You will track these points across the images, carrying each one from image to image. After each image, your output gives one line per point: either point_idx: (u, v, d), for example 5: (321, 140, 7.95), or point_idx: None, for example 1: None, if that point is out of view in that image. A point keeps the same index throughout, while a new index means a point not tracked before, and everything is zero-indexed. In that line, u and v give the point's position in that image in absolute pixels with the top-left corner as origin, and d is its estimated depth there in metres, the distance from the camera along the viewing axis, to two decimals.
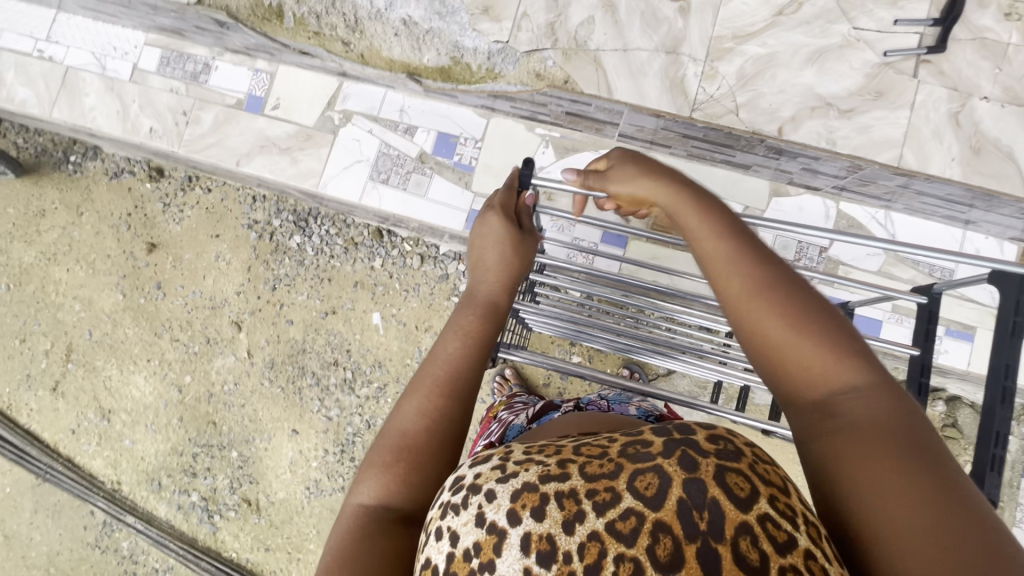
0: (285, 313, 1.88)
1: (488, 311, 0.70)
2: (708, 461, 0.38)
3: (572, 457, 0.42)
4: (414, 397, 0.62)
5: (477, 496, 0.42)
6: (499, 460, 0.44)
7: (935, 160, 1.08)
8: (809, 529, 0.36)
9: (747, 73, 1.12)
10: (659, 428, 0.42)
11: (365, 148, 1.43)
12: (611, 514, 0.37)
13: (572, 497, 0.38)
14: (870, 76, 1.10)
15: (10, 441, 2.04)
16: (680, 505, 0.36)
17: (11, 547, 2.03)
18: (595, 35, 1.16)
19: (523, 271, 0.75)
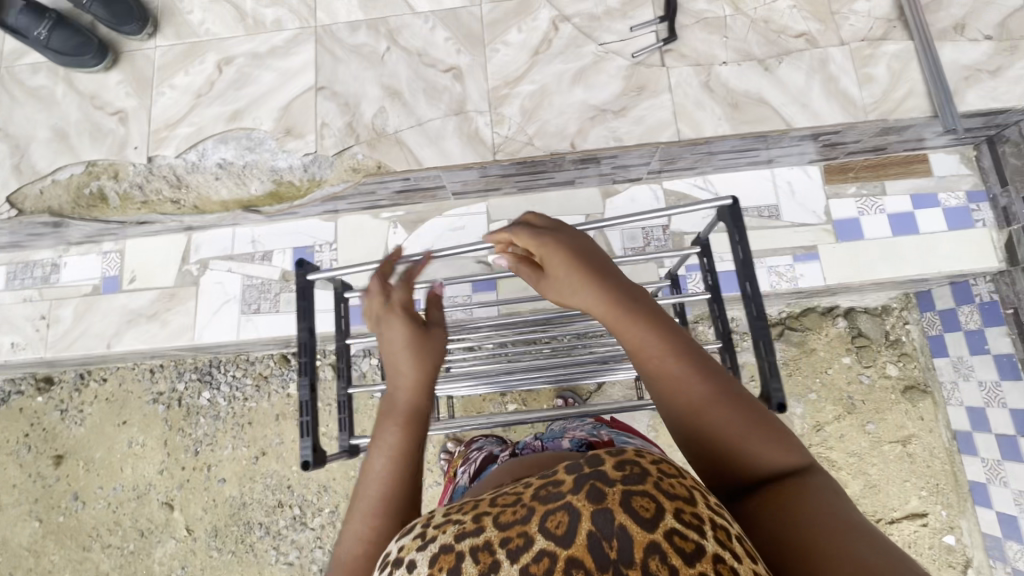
0: (215, 473, 1.80)
1: (410, 421, 0.76)
2: (613, 489, 0.44)
3: (486, 510, 0.47)
4: (355, 522, 0.70)
5: (400, 567, 0.47)
6: (421, 528, 0.49)
7: (707, 124, 1.22)
8: (709, 532, 0.43)
9: (528, 108, 1.26)
10: (573, 465, 0.48)
11: (229, 287, 1.46)
12: (526, 558, 0.42)
13: (486, 549, 0.44)
14: (628, 77, 1.26)
15: None
16: (590, 537, 0.42)
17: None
18: (390, 120, 1.27)
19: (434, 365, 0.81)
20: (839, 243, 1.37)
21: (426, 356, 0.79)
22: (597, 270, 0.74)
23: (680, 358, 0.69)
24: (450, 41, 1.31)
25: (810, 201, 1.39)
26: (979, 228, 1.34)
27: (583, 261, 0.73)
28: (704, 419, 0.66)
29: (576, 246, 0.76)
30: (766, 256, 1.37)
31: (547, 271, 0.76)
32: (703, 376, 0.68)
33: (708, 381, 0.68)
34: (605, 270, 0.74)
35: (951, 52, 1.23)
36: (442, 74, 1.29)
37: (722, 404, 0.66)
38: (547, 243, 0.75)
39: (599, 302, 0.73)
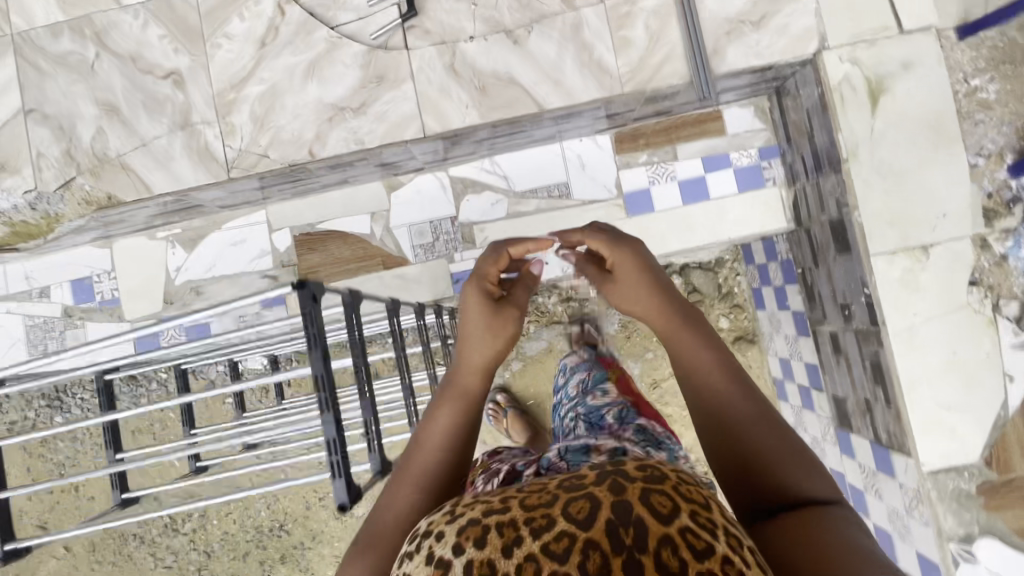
0: (84, 492, 1.83)
1: (465, 399, 0.86)
2: (635, 485, 0.40)
3: (512, 494, 0.43)
4: (401, 490, 0.77)
5: (426, 539, 0.42)
6: (450, 507, 0.45)
7: (454, 114, 1.12)
8: (729, 538, 0.38)
9: (259, 114, 1.13)
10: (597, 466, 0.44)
11: (12, 328, 1.39)
12: (546, 536, 0.37)
13: (510, 524, 0.38)
14: (366, 65, 1.12)
15: None
16: (608, 525, 0.37)
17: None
18: (111, 143, 1.14)
19: (506, 344, 0.94)
20: (631, 218, 1.31)
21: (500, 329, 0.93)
22: (652, 278, 0.72)
23: (721, 372, 0.64)
24: (165, 38, 1.14)
25: (600, 175, 1.32)
26: (770, 187, 1.29)
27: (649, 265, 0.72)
28: (744, 428, 0.59)
29: (641, 252, 0.75)
30: (556, 239, 1.32)
31: (615, 274, 0.74)
32: (741, 388, 0.62)
33: (745, 401, 0.61)
34: (666, 291, 0.71)
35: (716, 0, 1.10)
36: (161, 80, 1.14)
37: (768, 429, 0.59)
38: (623, 246, 0.73)
39: (659, 316, 0.70)
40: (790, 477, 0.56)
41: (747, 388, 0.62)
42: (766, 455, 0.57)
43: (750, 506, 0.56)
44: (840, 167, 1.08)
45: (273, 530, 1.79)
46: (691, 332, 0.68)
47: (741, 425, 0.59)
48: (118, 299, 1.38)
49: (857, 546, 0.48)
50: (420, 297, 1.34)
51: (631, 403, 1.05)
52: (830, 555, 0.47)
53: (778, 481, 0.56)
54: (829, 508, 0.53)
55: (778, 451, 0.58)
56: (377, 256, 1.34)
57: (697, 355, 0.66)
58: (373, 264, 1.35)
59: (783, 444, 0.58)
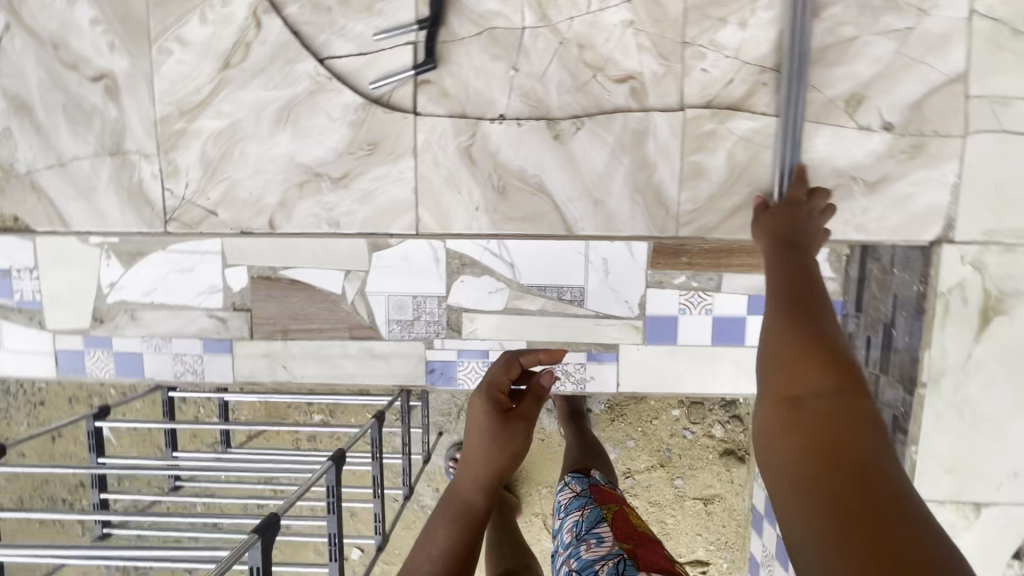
0: None
1: (462, 512, 0.82)
2: None
3: None
4: None
5: None
6: None
7: (457, 214, 0.87)
8: None
9: (211, 158, 0.88)
10: None
11: None
12: None
13: None
14: (357, 124, 0.86)
15: None
16: None
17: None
18: (20, 152, 0.89)
19: (507, 462, 0.84)
20: (645, 344, 1.12)
21: (502, 444, 0.83)
22: (794, 241, 0.72)
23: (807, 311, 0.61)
24: (98, 25, 0.85)
25: (622, 287, 1.10)
26: None
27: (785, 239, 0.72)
28: (781, 352, 0.58)
29: (792, 222, 0.75)
30: (555, 350, 1.13)
31: (770, 211, 0.78)
32: (823, 353, 0.56)
33: (813, 303, 0.63)
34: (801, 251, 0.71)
35: (827, 141, 0.82)
36: (87, 80, 0.87)
37: (827, 359, 0.56)
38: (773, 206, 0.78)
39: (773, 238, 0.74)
40: (813, 377, 0.55)
41: (840, 352, 0.57)
42: (802, 377, 0.55)
43: (780, 427, 0.53)
44: (912, 388, 0.88)
45: None
46: (801, 275, 0.67)
47: (807, 351, 0.57)
48: (39, 303, 1.18)
49: (904, 491, 0.46)
50: (385, 380, 1.16)
51: (626, 548, 0.81)
52: (859, 476, 0.46)
53: (801, 372, 0.56)
54: (871, 409, 0.52)
55: (818, 376, 0.55)
56: (345, 323, 1.15)
57: (799, 299, 0.63)
58: (339, 330, 1.16)
59: (838, 374, 0.54)
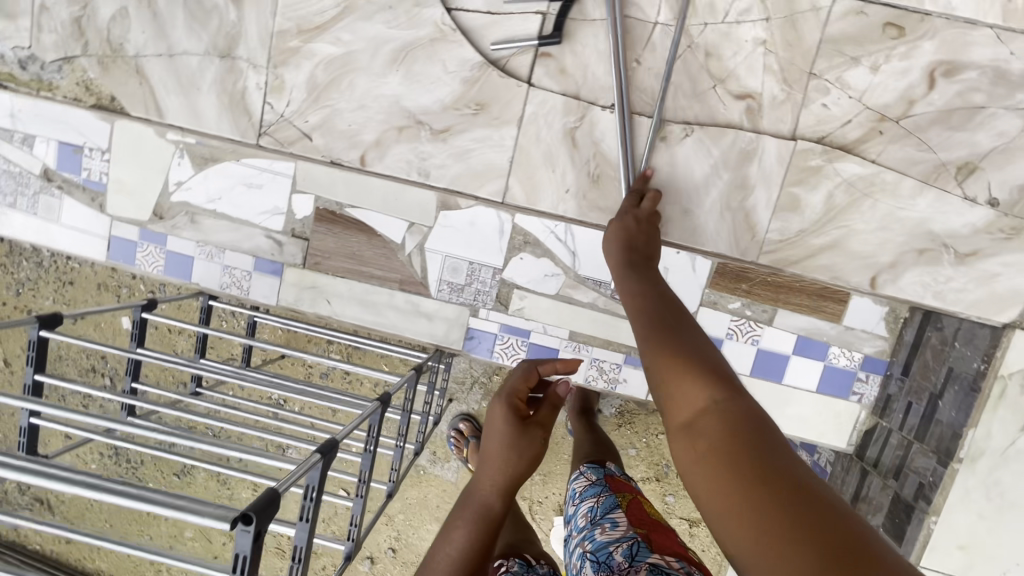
0: None
1: (476, 515, 0.74)
2: None
3: None
4: None
5: None
6: None
7: (547, 192, 0.88)
8: None
9: (319, 82, 0.88)
10: None
11: None
12: None
13: None
14: (470, 82, 0.86)
15: None
16: None
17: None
18: (131, 34, 0.89)
19: (524, 467, 0.77)
20: None
21: (519, 451, 0.76)
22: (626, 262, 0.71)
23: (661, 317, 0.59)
24: None
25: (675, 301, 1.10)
26: (851, 402, 1.09)
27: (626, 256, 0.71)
28: (662, 368, 0.53)
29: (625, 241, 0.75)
30: (594, 345, 1.14)
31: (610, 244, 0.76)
32: (677, 356, 0.53)
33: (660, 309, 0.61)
34: (646, 258, 0.73)
35: (928, 203, 0.82)
36: None
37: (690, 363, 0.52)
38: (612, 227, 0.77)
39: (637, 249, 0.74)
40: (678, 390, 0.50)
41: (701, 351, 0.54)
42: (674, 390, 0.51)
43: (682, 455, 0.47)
44: (946, 460, 0.89)
45: None
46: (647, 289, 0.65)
47: (671, 362, 0.52)
48: (104, 186, 1.19)
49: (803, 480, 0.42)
50: (422, 339, 1.18)
51: (641, 534, 0.84)
52: (774, 489, 0.41)
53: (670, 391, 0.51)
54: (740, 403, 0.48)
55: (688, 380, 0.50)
56: (397, 273, 1.16)
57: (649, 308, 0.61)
58: (389, 279, 1.16)
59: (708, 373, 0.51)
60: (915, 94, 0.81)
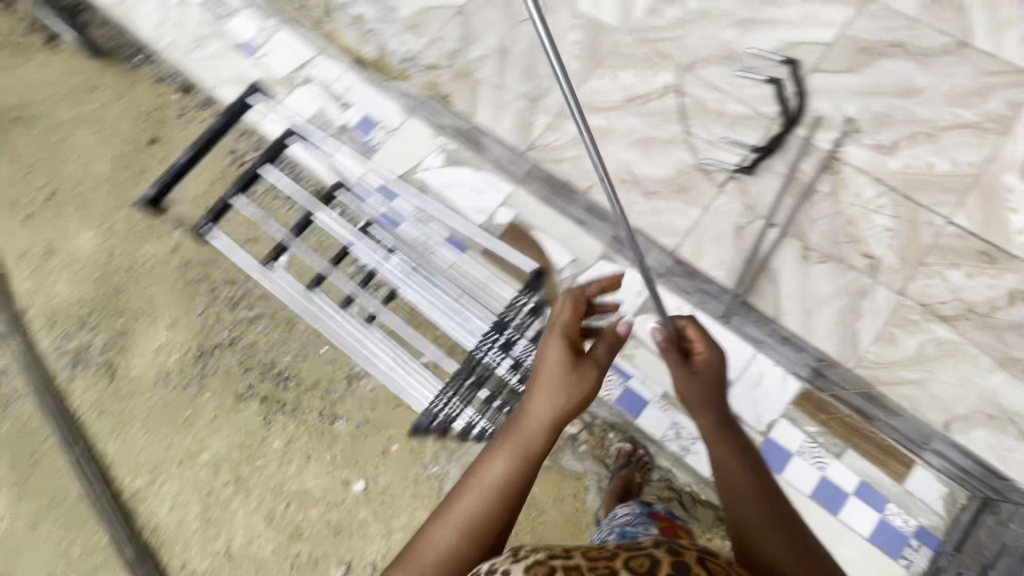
0: (218, 228, 2.12)
1: (528, 438, 0.86)
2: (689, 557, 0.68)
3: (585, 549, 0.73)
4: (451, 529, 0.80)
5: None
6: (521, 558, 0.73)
7: (709, 257, 1.18)
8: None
9: (583, 135, 1.30)
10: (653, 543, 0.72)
11: (309, 107, 1.72)
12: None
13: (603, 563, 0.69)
14: (681, 172, 1.24)
15: None
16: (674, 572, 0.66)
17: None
18: (481, 69, 1.39)
19: (576, 401, 0.89)
20: None
21: (574, 386, 0.88)
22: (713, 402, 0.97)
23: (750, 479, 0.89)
24: (576, 45, 1.37)
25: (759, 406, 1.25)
26: (899, 566, 1.10)
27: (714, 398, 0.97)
28: (742, 512, 0.86)
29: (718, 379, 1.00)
30: (679, 410, 1.31)
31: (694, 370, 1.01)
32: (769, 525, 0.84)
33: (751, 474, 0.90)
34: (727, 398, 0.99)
35: (1001, 381, 1.11)
36: (549, 62, 1.37)
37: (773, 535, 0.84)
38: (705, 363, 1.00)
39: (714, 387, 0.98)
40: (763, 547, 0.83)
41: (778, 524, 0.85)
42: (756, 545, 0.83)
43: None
44: None
45: (279, 375, 1.91)
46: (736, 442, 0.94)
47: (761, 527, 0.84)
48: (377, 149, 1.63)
49: None
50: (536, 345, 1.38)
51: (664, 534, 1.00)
52: None
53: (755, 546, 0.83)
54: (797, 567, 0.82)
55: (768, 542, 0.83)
56: (546, 287, 1.41)
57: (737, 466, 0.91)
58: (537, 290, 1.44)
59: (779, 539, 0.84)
60: (996, 303, 1.12)
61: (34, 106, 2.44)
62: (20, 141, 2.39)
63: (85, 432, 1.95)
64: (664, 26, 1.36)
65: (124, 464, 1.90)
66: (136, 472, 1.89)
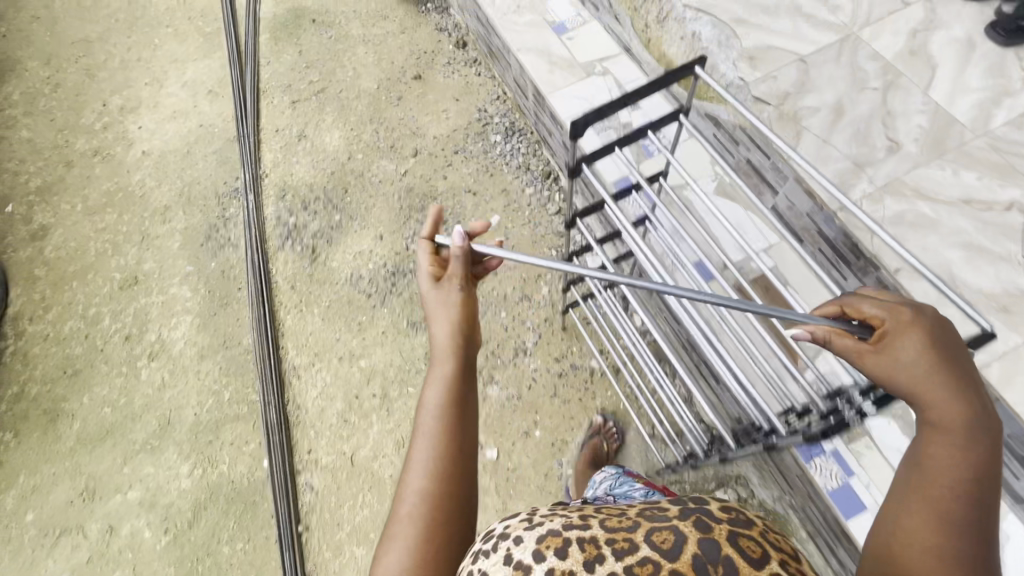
0: (447, 171, 2.26)
1: (446, 361, 0.90)
2: (723, 527, 0.66)
3: (593, 518, 0.70)
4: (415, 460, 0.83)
5: (529, 549, 0.67)
6: (528, 519, 0.73)
7: (1017, 390, 1.07)
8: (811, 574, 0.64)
9: (905, 217, 1.24)
10: (684, 512, 0.69)
11: (597, 95, 1.77)
12: (632, 561, 0.63)
13: (596, 543, 0.66)
14: (1009, 293, 1.15)
15: (244, 98, 2.58)
16: (694, 558, 0.63)
17: (171, 156, 2.51)
18: (811, 118, 1.38)
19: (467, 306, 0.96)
20: None
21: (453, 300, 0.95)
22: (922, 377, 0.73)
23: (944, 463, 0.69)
24: (919, 130, 1.33)
25: None
26: None
27: (933, 373, 0.72)
28: (909, 514, 0.68)
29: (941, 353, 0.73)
30: None
31: (886, 345, 0.76)
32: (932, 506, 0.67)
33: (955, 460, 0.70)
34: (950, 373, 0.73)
35: None
36: (885, 136, 1.33)
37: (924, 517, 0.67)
38: (909, 334, 0.75)
39: (910, 368, 0.74)
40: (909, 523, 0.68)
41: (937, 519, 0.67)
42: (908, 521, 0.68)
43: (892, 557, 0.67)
44: None
45: None
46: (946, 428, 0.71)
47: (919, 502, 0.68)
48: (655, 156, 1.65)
49: None
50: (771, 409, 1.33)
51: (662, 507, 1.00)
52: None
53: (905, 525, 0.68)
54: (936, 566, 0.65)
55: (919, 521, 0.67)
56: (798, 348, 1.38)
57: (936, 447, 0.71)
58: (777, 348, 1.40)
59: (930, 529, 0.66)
60: None
61: (332, 16, 2.77)
62: (311, 39, 2.71)
63: (272, 298, 2.11)
64: (1023, 143, 1.29)
65: (293, 338, 2.04)
66: (300, 349, 2.01)
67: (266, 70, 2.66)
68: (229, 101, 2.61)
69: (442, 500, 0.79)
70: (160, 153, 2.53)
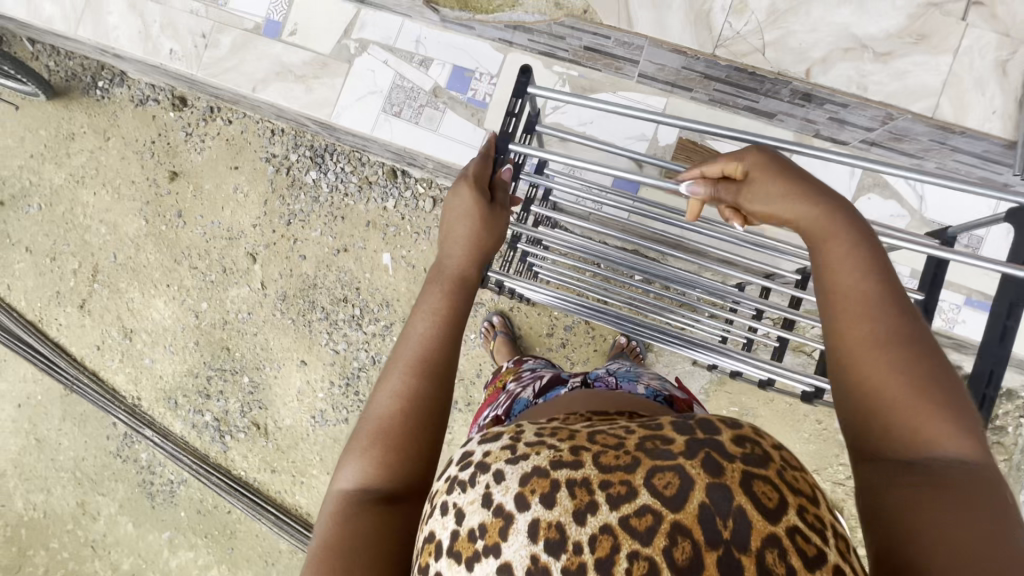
0: (299, 248, 1.88)
1: (457, 287, 0.71)
2: (735, 466, 0.38)
3: (585, 443, 0.41)
4: (392, 379, 0.65)
5: (483, 475, 0.41)
6: (510, 440, 0.43)
7: (975, 112, 1.03)
8: (837, 542, 0.37)
9: (779, 9, 1.07)
10: (681, 424, 0.42)
11: (380, 79, 1.40)
12: (626, 509, 0.37)
13: (584, 487, 0.38)
14: (913, 17, 1.04)
15: (32, 346, 2.02)
16: (702, 509, 0.36)
17: (27, 457, 2.04)
18: None
19: (490, 239, 0.74)
20: None
21: (480, 227, 0.73)
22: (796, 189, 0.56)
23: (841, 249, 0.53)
24: None
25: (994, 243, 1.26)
26: None
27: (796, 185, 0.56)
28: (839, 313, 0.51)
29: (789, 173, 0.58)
30: None
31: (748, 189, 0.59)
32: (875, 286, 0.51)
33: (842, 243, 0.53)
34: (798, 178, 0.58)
35: None
36: None
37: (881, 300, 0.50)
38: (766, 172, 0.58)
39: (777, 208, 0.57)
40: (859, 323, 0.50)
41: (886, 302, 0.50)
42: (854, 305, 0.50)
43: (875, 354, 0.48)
44: None
45: None
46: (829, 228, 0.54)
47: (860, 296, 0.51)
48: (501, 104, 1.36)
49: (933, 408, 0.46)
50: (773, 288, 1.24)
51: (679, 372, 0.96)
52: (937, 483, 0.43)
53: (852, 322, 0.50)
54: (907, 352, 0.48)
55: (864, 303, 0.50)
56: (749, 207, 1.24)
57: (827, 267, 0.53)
58: None
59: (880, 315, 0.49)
60: None
61: (14, 182, 2.05)
62: (21, 226, 2.04)
63: (267, 493, 1.89)
64: None
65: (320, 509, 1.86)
66: None
67: (16, 297, 2.05)
68: (16, 360, 2.05)
69: (413, 426, 0.63)
70: (13, 464, 2.05)
